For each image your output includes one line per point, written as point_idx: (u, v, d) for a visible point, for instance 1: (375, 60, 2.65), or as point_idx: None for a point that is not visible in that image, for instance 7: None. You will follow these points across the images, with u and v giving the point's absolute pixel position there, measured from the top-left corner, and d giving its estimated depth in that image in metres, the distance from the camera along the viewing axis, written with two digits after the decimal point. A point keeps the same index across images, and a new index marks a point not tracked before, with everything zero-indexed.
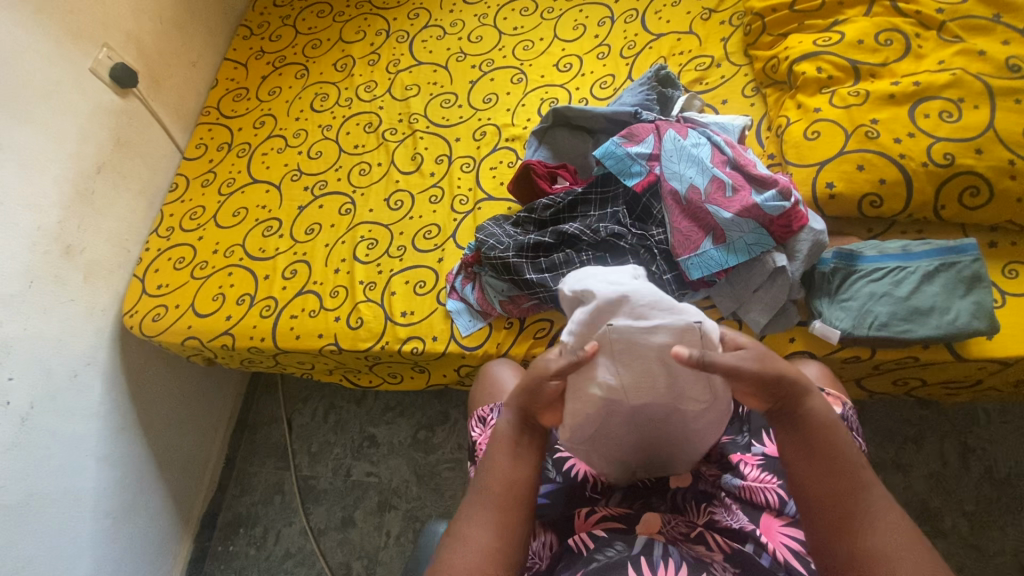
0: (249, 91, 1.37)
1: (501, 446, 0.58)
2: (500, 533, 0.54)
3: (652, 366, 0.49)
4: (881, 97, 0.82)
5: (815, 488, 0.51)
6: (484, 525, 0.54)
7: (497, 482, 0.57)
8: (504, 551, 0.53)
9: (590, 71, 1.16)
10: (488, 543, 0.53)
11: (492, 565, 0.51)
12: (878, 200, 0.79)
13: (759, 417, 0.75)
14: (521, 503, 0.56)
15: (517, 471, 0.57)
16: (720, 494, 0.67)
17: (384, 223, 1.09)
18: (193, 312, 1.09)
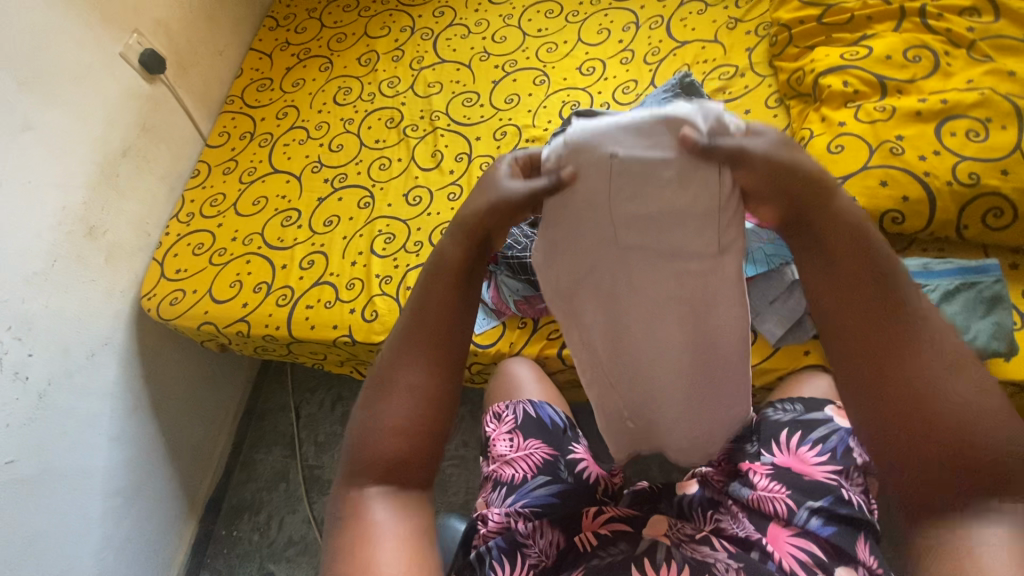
0: (273, 81, 1.39)
1: (443, 279, 0.49)
2: (432, 376, 0.49)
3: (644, 160, 0.43)
4: (907, 113, 0.81)
5: (865, 329, 0.44)
6: (416, 367, 0.48)
7: (432, 323, 0.49)
8: (439, 394, 0.49)
9: (613, 75, 1.16)
10: (421, 389, 0.48)
11: (427, 405, 0.48)
12: (900, 217, 0.78)
13: (770, 426, 0.74)
14: (459, 341, 0.50)
15: (455, 306, 0.49)
16: (727, 501, 0.66)
17: (402, 219, 1.10)
18: (210, 299, 1.10)
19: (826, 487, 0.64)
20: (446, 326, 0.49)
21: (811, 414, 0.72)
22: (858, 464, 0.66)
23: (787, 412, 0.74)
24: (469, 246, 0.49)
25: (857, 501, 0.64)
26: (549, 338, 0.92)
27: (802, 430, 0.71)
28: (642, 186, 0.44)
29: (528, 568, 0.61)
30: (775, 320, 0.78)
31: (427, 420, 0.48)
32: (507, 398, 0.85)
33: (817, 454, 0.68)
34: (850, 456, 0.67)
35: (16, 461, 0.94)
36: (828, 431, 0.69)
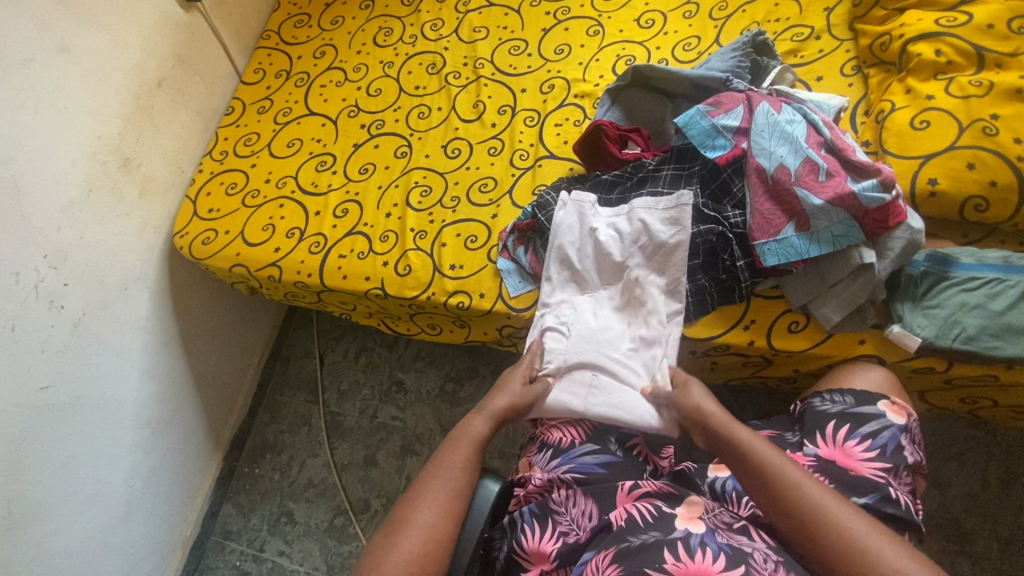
0: (311, 17, 1.32)
1: (465, 439, 0.67)
2: (444, 514, 0.60)
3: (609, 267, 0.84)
4: (1006, 90, 0.74)
5: (770, 495, 0.57)
6: (431, 507, 0.60)
7: (454, 465, 0.64)
8: (441, 538, 0.58)
9: (673, 30, 1.08)
10: (432, 527, 0.58)
11: (433, 545, 0.57)
12: (984, 204, 0.72)
13: (815, 417, 0.68)
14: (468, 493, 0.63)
15: (474, 452, 0.66)
16: None
17: (440, 171, 1.06)
18: (243, 241, 1.09)
19: (871, 484, 0.60)
20: (465, 471, 0.64)
21: (861, 406, 0.66)
22: (908, 463, 0.62)
23: (835, 402, 0.68)
24: (493, 427, 0.70)
25: (905, 501, 0.60)
26: None
27: (851, 422, 0.65)
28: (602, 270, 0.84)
29: (559, 536, 0.62)
30: (834, 304, 0.74)
31: (430, 557, 0.57)
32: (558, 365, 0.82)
33: (867, 449, 0.63)
34: (900, 453, 0.62)
35: (51, 387, 0.96)
36: (879, 426, 0.64)
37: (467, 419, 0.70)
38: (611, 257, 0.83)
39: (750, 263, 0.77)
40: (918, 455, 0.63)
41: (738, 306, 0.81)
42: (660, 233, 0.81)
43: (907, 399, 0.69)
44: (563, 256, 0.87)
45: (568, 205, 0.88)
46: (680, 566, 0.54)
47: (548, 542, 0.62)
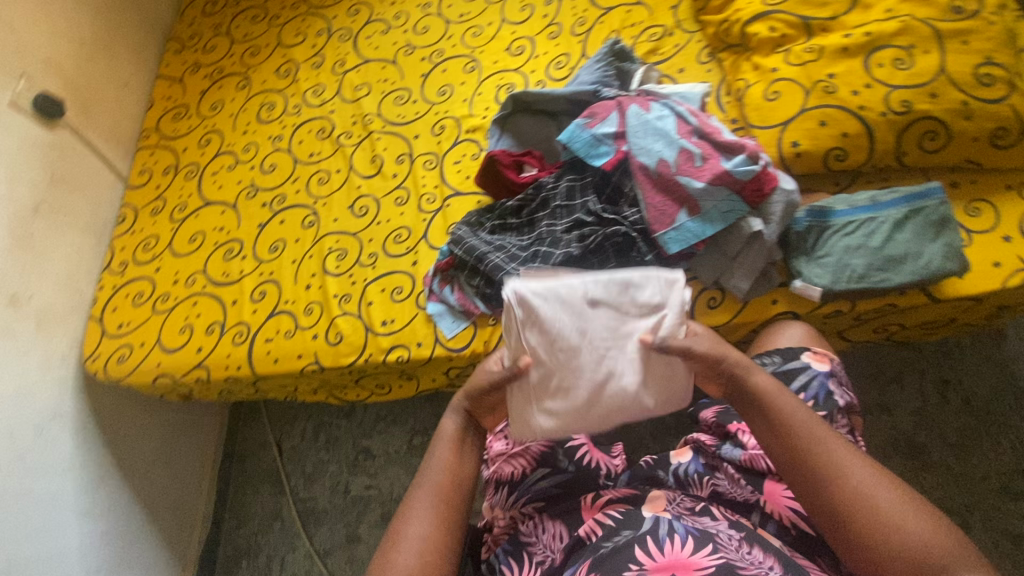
0: (189, 108, 1.29)
1: (445, 438, 0.67)
2: (437, 523, 0.61)
3: (576, 313, 0.67)
4: (835, 50, 0.81)
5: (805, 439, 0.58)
6: (422, 518, 0.61)
7: (438, 472, 0.65)
8: (441, 548, 0.59)
9: (543, 52, 1.15)
10: (427, 539, 0.59)
11: (432, 553, 0.59)
12: (843, 153, 0.79)
13: None
14: (462, 492, 0.64)
15: (456, 455, 0.66)
16: (723, 464, 0.70)
17: (351, 232, 1.05)
18: (161, 349, 1.04)
19: None
20: (452, 474, 0.65)
21: (788, 363, 0.70)
22: (840, 406, 0.66)
23: (766, 364, 0.72)
24: (466, 420, 0.69)
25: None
26: None
27: (783, 381, 0.69)
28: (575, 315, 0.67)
29: (536, 567, 0.62)
30: (741, 274, 0.79)
31: (430, 568, 0.58)
32: None
33: None
34: (831, 398, 0.66)
35: None
36: (807, 377, 0.68)
37: (444, 417, 0.70)
38: (579, 321, 0.67)
39: (658, 255, 0.82)
40: (848, 396, 0.68)
41: None
42: (573, 247, 0.84)
43: (828, 346, 0.73)
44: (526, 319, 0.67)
45: (520, 317, 0.67)
46: (654, 561, 0.55)
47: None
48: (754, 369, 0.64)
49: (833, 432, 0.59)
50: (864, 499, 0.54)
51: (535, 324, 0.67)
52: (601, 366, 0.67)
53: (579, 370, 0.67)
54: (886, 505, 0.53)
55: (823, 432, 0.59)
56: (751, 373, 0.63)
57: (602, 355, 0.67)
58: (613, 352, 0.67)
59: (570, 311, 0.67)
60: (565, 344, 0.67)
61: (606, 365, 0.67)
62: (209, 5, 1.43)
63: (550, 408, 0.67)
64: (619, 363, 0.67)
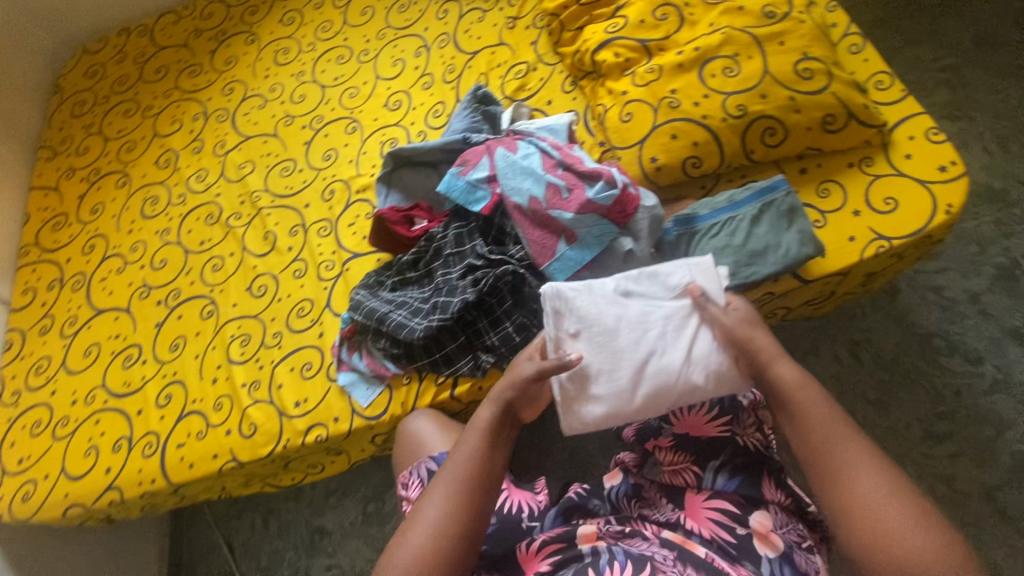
0: (68, 215, 1.24)
1: (476, 428, 0.63)
2: (451, 510, 0.57)
3: (611, 304, 0.70)
4: (672, 67, 0.86)
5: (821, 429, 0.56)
6: (438, 503, 0.58)
7: (463, 459, 0.61)
8: (451, 537, 0.56)
9: (420, 103, 1.17)
10: (439, 524, 0.56)
11: (440, 539, 0.56)
12: (698, 161, 0.83)
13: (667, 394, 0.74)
14: (485, 485, 0.60)
15: (486, 448, 0.62)
16: (648, 483, 0.73)
17: (253, 314, 1.02)
18: (66, 478, 0.97)
19: (723, 441, 0.70)
20: (478, 464, 0.60)
21: None
22: (746, 406, 0.71)
23: None
24: (501, 412, 0.64)
25: (751, 443, 0.69)
26: (438, 383, 0.88)
27: None
28: (611, 305, 0.70)
29: None
30: None
31: (437, 554, 0.55)
32: (412, 463, 0.81)
33: (709, 412, 0.71)
34: (734, 400, 0.71)
35: None
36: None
37: (479, 406, 0.65)
38: (615, 312, 0.70)
39: (548, 286, 0.84)
40: (753, 395, 0.73)
41: None
42: (468, 291, 0.84)
43: None
44: (565, 322, 0.70)
45: (559, 322, 0.69)
46: None
47: None
48: (779, 358, 0.61)
49: (857, 434, 0.55)
50: (858, 511, 0.51)
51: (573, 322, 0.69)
52: (650, 346, 0.68)
53: (628, 353, 0.68)
54: (883, 522, 0.50)
55: (840, 436, 0.55)
56: (777, 361, 0.61)
57: (646, 335, 0.69)
58: (654, 333, 0.69)
59: (606, 302, 0.70)
60: (604, 327, 0.69)
61: (651, 345, 0.68)
62: (78, 105, 1.38)
63: (599, 394, 0.68)
64: (670, 339, 0.68)
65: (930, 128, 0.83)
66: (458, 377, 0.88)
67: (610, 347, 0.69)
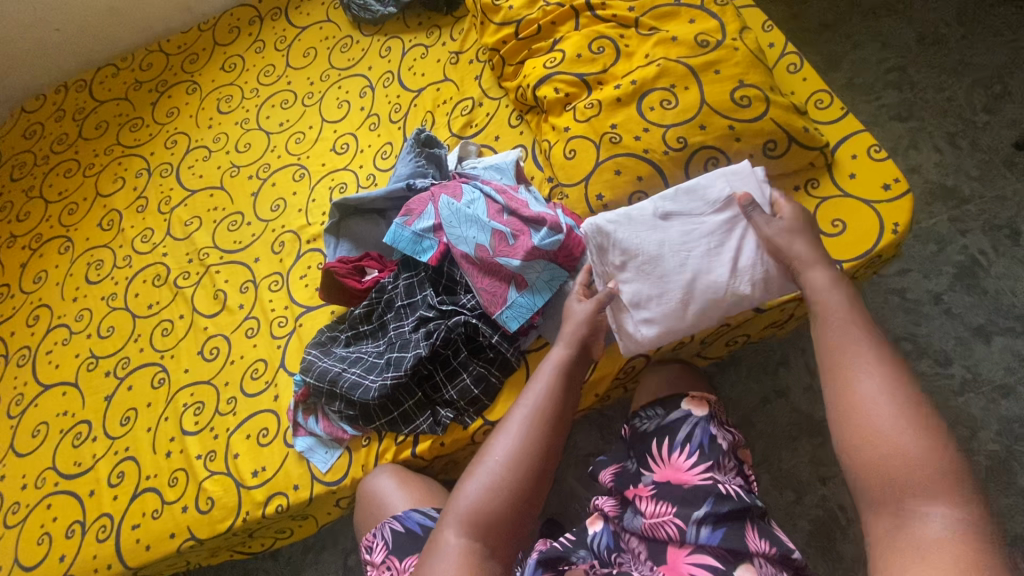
0: (10, 286, 1.19)
1: (551, 365, 0.67)
2: (526, 442, 0.60)
3: (654, 228, 0.75)
4: (610, 102, 0.85)
5: (835, 329, 0.57)
6: (512, 435, 0.61)
7: (540, 392, 0.65)
8: (525, 468, 0.59)
9: (367, 145, 1.15)
10: (513, 454, 0.60)
11: (511, 468, 0.59)
12: (643, 196, 0.82)
13: (644, 440, 0.76)
14: (561, 418, 0.63)
15: (555, 380, 0.66)
16: (629, 536, 0.72)
17: (205, 379, 0.99)
18: (18, 569, 0.92)
19: (704, 489, 0.67)
20: (553, 398, 0.64)
21: (670, 414, 0.75)
22: (724, 449, 0.71)
23: (651, 419, 0.77)
24: (575, 351, 0.69)
25: (735, 488, 0.67)
26: (398, 442, 0.86)
27: (667, 435, 0.74)
28: (653, 228, 0.75)
29: None
30: None
31: (513, 482, 0.58)
32: (376, 524, 0.78)
33: (688, 457, 0.71)
34: (715, 443, 0.71)
35: None
36: (691, 427, 0.73)
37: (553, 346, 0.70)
38: (656, 234, 0.74)
39: (503, 335, 0.82)
40: (730, 437, 0.74)
41: (521, 369, 0.84)
42: (422, 346, 0.81)
43: (706, 389, 0.80)
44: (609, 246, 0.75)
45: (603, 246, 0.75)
46: None
47: None
48: (815, 265, 0.63)
49: (874, 338, 0.54)
50: (856, 404, 0.51)
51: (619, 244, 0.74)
52: (692, 261, 0.73)
53: (673, 269, 0.73)
54: (879, 417, 0.49)
55: (857, 337, 0.55)
56: (811, 268, 0.63)
57: (690, 253, 0.73)
58: (696, 254, 0.73)
59: (648, 226, 0.75)
60: (649, 256, 0.74)
61: (696, 264, 0.72)
62: (16, 168, 1.34)
63: (652, 317, 0.73)
64: (711, 254, 0.73)
65: (872, 146, 0.82)
66: (417, 435, 0.85)
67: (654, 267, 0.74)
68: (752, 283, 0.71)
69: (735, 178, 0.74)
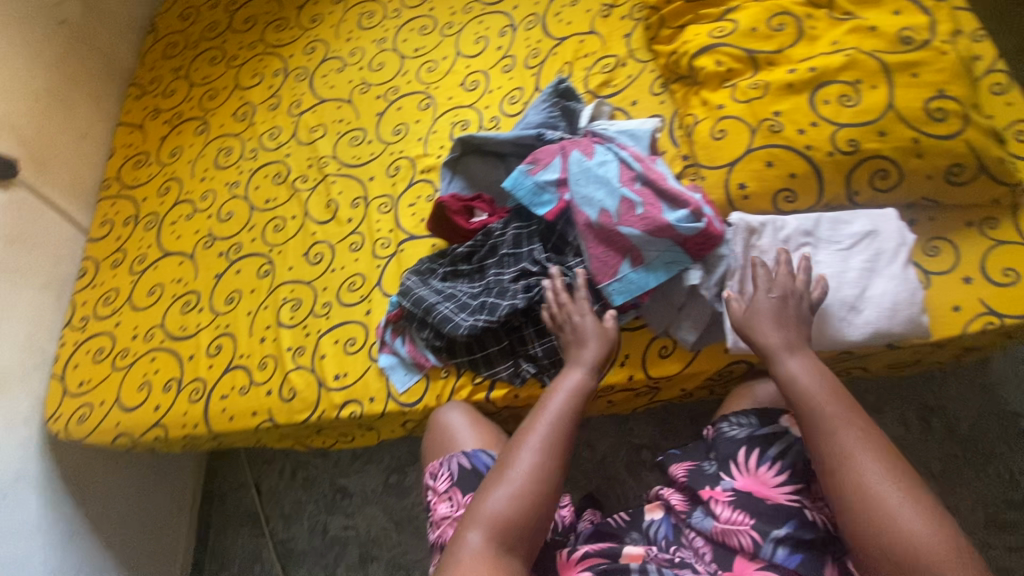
0: (149, 155, 1.29)
1: (561, 388, 0.71)
2: (544, 454, 0.64)
3: (792, 237, 0.72)
4: (780, 87, 0.78)
5: (818, 426, 0.58)
6: (528, 448, 0.64)
7: (549, 411, 0.68)
8: (539, 477, 0.62)
9: (497, 86, 1.12)
10: (531, 466, 0.63)
11: (529, 477, 0.62)
12: (791, 194, 0.76)
13: (728, 444, 0.72)
14: (568, 435, 0.67)
15: (567, 399, 0.69)
16: (691, 533, 0.70)
17: (306, 280, 1.04)
18: (120, 408, 1.03)
19: (790, 510, 0.64)
20: (563, 416, 0.68)
21: (766, 426, 0.71)
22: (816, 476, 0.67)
23: (742, 426, 0.73)
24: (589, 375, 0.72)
25: (821, 518, 0.64)
26: (474, 382, 0.87)
27: (759, 446, 0.70)
28: (791, 239, 0.72)
29: None
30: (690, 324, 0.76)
31: (530, 492, 0.61)
32: (443, 455, 0.81)
33: (777, 474, 0.67)
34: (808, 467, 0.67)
35: None
36: (785, 444, 0.69)
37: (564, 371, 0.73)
38: (793, 244, 0.72)
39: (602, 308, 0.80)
40: None
41: None
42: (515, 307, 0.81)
43: None
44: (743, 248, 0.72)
45: (735, 244, 0.73)
46: None
47: None
48: (793, 354, 0.63)
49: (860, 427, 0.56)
50: (863, 495, 0.53)
51: (751, 244, 0.72)
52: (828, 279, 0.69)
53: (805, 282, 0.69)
54: (882, 503, 0.52)
55: (843, 429, 0.57)
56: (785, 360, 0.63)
57: (825, 270, 0.69)
58: (835, 273, 0.69)
59: (786, 235, 0.72)
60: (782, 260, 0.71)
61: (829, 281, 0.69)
62: (169, 47, 1.42)
63: None
64: (850, 278, 0.68)
65: None
66: (494, 380, 0.87)
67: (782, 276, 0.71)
68: (891, 316, 0.66)
69: (886, 219, 0.70)
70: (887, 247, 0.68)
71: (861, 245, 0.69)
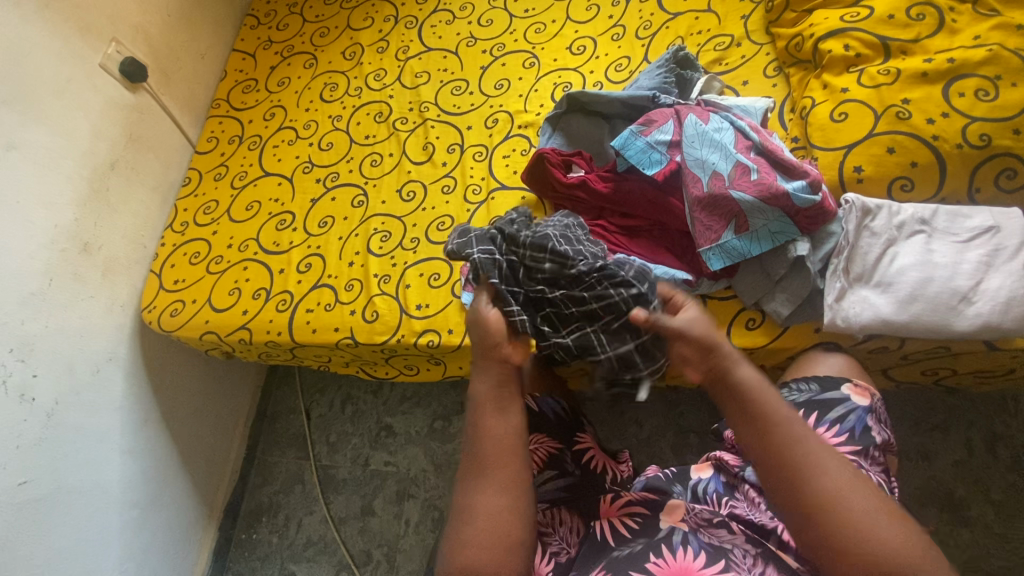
0: (258, 82, 1.35)
1: (483, 408, 0.61)
2: (505, 488, 0.57)
3: (907, 223, 0.72)
4: (912, 75, 0.77)
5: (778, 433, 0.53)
6: (490, 489, 0.57)
7: (487, 441, 0.60)
8: (513, 508, 0.57)
9: (604, 53, 1.14)
10: (497, 506, 0.57)
11: (506, 519, 0.56)
12: (909, 183, 0.75)
13: None
14: (516, 452, 0.60)
15: (495, 438, 0.60)
16: (745, 485, 0.68)
17: (397, 215, 1.08)
18: (210, 308, 1.09)
19: None
20: (502, 439, 0.60)
21: (826, 393, 0.66)
22: (878, 442, 0.62)
23: (802, 392, 0.68)
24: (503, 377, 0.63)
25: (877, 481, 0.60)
26: None
27: (817, 410, 0.65)
28: (904, 225, 0.72)
29: (550, 557, 0.64)
30: (782, 299, 0.76)
31: (506, 528, 0.56)
32: None
33: (836, 435, 0.62)
34: (869, 434, 0.62)
35: (29, 481, 0.94)
36: (845, 410, 0.64)
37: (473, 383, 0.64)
38: (906, 231, 0.72)
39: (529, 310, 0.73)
40: (886, 434, 0.63)
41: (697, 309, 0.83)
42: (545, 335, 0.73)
43: (870, 381, 0.70)
44: (854, 228, 0.73)
45: (848, 221, 0.74)
46: (664, 567, 0.59)
47: (541, 563, 0.63)
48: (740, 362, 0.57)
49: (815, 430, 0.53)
50: (834, 500, 0.49)
51: (864, 224, 0.73)
52: (937, 268, 0.70)
53: (914, 267, 0.70)
54: (857, 505, 0.48)
55: (802, 434, 0.52)
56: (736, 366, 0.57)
57: (937, 260, 0.70)
58: (947, 263, 0.70)
59: (902, 221, 0.72)
60: (893, 244, 0.72)
61: (939, 270, 0.69)
62: None
63: (873, 298, 0.71)
64: (962, 270, 0.69)
65: None
66: None
67: (891, 259, 0.72)
68: (1005, 311, 0.66)
69: (1009, 217, 0.70)
70: (1007, 244, 0.68)
71: (979, 238, 0.70)
